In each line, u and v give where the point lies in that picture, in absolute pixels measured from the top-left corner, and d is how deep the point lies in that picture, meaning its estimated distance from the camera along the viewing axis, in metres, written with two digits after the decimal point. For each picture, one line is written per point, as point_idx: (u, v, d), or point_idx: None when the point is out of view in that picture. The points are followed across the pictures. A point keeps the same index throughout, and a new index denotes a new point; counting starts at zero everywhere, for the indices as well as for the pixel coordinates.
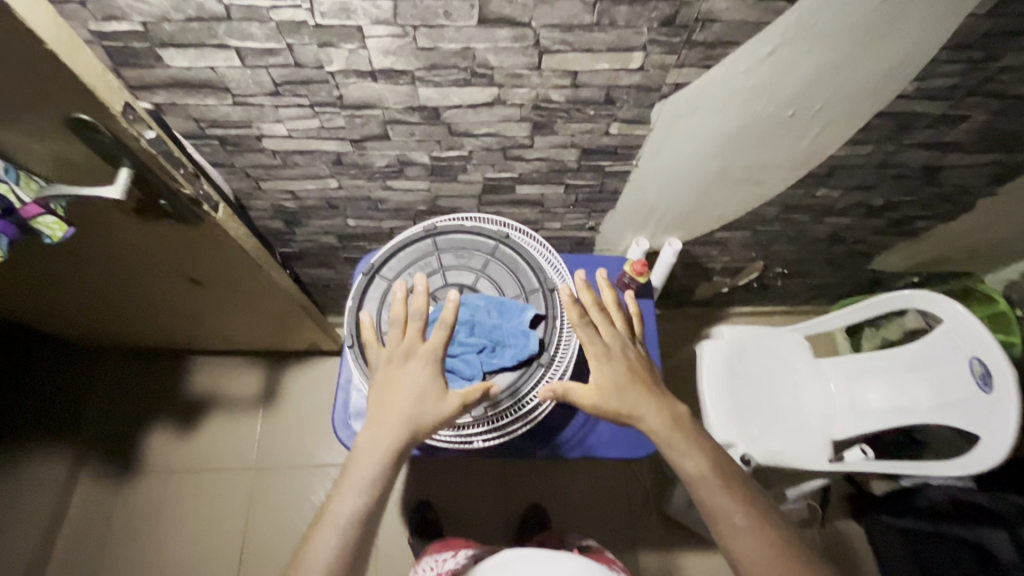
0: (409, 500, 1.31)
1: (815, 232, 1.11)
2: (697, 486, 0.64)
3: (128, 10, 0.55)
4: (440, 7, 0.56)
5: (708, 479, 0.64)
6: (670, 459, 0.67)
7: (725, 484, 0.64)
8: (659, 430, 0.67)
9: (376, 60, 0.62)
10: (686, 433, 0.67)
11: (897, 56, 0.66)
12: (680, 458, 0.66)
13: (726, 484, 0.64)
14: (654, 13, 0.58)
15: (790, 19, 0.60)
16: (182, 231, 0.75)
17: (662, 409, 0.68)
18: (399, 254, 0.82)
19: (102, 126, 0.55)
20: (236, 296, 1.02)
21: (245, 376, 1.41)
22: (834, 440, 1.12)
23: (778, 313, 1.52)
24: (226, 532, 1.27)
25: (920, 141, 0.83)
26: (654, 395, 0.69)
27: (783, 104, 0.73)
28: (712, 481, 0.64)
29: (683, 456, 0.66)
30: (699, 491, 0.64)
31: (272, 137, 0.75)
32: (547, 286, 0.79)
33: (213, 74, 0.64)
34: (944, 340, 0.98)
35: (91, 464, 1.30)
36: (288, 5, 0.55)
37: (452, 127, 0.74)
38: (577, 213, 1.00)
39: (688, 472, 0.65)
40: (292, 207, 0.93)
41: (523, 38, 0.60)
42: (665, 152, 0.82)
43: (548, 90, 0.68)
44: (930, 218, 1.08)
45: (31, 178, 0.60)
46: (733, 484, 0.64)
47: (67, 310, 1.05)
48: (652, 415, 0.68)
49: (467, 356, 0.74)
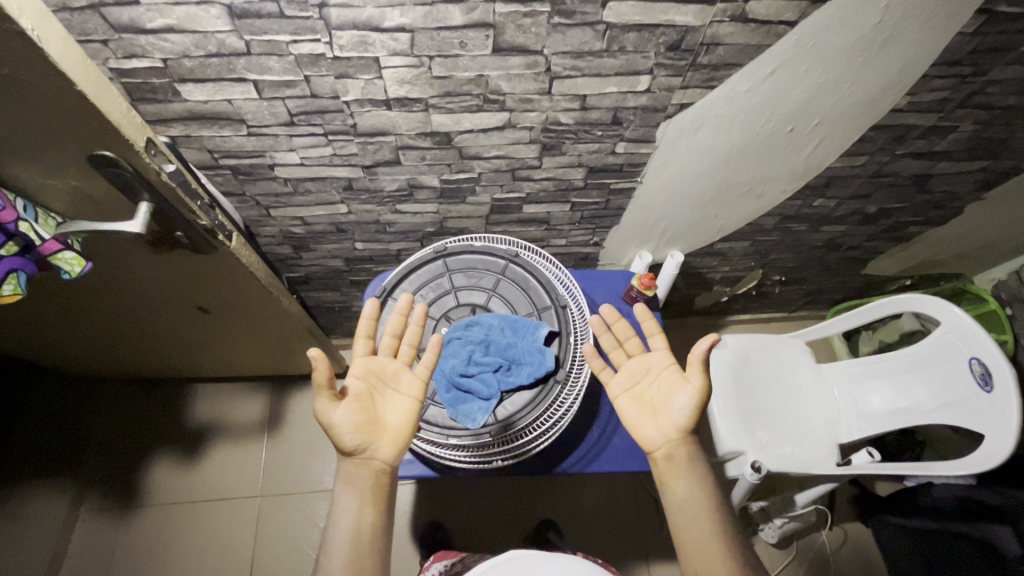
0: (420, 521, 1.30)
1: (811, 241, 1.14)
2: (692, 558, 0.64)
3: (149, 48, 0.56)
4: (456, 38, 0.57)
5: (709, 543, 0.64)
6: (684, 485, 0.68)
7: (723, 524, 0.66)
8: (696, 459, 0.70)
9: (392, 89, 0.64)
10: (699, 493, 0.68)
11: (892, 71, 0.69)
12: (684, 525, 0.66)
13: (727, 548, 0.64)
14: (661, 38, 0.60)
15: (790, 41, 0.62)
16: (194, 260, 0.75)
17: (679, 468, 0.69)
18: (411, 276, 0.83)
19: (124, 161, 0.56)
20: (243, 322, 1.02)
21: (248, 401, 1.40)
22: (840, 443, 1.14)
23: (776, 319, 1.55)
24: (232, 562, 1.25)
25: (912, 151, 0.86)
26: (694, 438, 0.71)
27: (783, 120, 0.75)
28: (714, 545, 0.64)
29: (688, 524, 0.66)
30: (694, 562, 0.64)
31: (284, 165, 0.76)
32: (559, 303, 0.80)
33: (230, 106, 0.65)
34: (946, 342, 1.00)
35: (91, 499, 1.28)
36: (308, 39, 0.56)
37: (463, 151, 0.76)
38: (581, 230, 1.02)
39: (688, 542, 0.65)
40: (301, 232, 0.93)
41: (534, 65, 0.62)
42: (668, 169, 0.84)
43: (558, 113, 0.70)
44: (922, 223, 1.11)
45: (49, 215, 0.60)
46: (736, 548, 0.64)
47: (69, 343, 1.03)
48: (698, 444, 0.71)
49: (484, 376, 0.76)
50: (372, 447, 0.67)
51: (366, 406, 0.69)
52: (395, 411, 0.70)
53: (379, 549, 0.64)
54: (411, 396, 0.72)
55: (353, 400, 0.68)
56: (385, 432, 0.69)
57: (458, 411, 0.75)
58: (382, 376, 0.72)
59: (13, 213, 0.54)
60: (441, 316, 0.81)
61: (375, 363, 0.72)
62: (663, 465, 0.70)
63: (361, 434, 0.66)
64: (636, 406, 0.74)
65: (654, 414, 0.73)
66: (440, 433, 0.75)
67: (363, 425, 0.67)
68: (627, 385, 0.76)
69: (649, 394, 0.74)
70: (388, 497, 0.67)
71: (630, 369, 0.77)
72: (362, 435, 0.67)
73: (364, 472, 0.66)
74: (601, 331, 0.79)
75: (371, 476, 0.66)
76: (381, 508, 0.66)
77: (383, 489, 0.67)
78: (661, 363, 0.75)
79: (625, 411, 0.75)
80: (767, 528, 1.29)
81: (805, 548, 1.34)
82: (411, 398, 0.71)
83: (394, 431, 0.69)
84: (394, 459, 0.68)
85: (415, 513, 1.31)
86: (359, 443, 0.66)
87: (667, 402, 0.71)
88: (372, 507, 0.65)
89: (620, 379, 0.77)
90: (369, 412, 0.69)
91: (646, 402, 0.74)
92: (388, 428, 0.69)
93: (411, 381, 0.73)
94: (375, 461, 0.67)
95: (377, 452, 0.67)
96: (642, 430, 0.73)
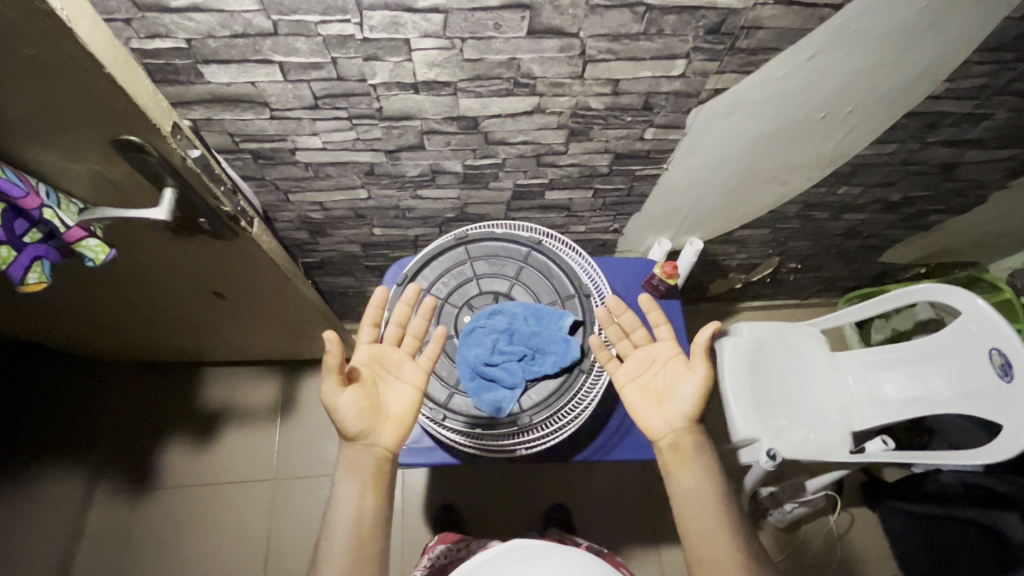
0: (433, 505, 1.32)
1: (832, 228, 1.13)
2: (698, 549, 0.65)
3: (173, 27, 0.54)
4: (491, 20, 0.55)
5: (716, 536, 0.65)
6: (691, 476, 0.68)
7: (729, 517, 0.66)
8: (702, 450, 0.70)
9: (421, 72, 0.62)
10: (706, 483, 0.68)
11: (933, 57, 0.67)
12: (690, 515, 0.67)
13: (733, 540, 0.65)
14: (701, 21, 0.58)
15: (833, 25, 0.60)
16: (215, 246, 0.74)
17: (686, 457, 0.69)
18: (432, 263, 0.82)
19: (149, 146, 0.54)
20: (259, 307, 1.01)
21: (261, 384, 1.40)
22: (853, 431, 1.14)
23: (788, 306, 1.55)
24: (248, 543, 1.26)
25: (944, 139, 0.84)
26: (699, 427, 0.71)
27: (816, 106, 0.74)
28: (721, 537, 0.65)
29: (694, 515, 0.67)
30: (699, 553, 0.65)
31: (306, 150, 0.74)
32: (583, 291, 0.80)
33: (253, 89, 0.63)
34: (965, 332, 1.00)
35: (107, 482, 1.29)
36: (337, 20, 0.54)
37: (489, 136, 0.74)
38: (602, 217, 1.00)
39: (695, 534, 0.66)
40: (319, 218, 0.91)
41: (569, 48, 0.60)
42: (695, 155, 0.82)
43: (588, 97, 0.68)
44: (945, 211, 1.10)
45: (70, 200, 0.59)
46: (742, 539, 0.65)
47: (83, 327, 1.03)
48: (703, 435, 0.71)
49: (508, 365, 0.76)
50: (374, 434, 0.67)
51: (370, 393, 0.69)
52: (397, 399, 0.70)
53: (379, 536, 0.64)
54: (412, 384, 0.71)
55: (358, 386, 0.68)
56: (387, 420, 0.69)
57: (482, 400, 0.75)
58: (385, 363, 0.72)
59: (36, 199, 0.53)
60: (463, 304, 0.80)
61: (380, 351, 0.73)
62: (669, 455, 0.70)
63: (363, 420, 0.66)
64: (641, 396, 0.74)
65: (659, 404, 0.73)
66: (465, 422, 0.75)
67: (366, 412, 0.67)
68: (633, 374, 0.75)
69: (655, 384, 0.74)
70: (389, 483, 0.67)
71: (636, 360, 0.76)
72: (364, 422, 0.67)
73: (365, 459, 0.66)
74: (608, 323, 0.77)
75: (372, 463, 0.66)
76: (383, 494, 0.66)
77: (384, 476, 0.67)
78: (668, 353, 0.75)
79: (630, 401, 0.74)
80: (778, 513, 1.30)
81: (813, 531, 1.36)
82: (412, 386, 0.71)
83: (395, 418, 0.69)
84: (396, 446, 0.68)
85: (427, 497, 1.32)
86: (361, 429, 0.66)
87: (673, 391, 0.71)
88: (373, 493, 0.65)
89: (626, 369, 0.76)
90: (373, 400, 0.69)
91: (651, 392, 0.74)
92: (390, 416, 0.69)
93: (413, 370, 0.72)
94: (377, 447, 0.67)
95: (378, 439, 0.67)
96: (648, 420, 0.72)
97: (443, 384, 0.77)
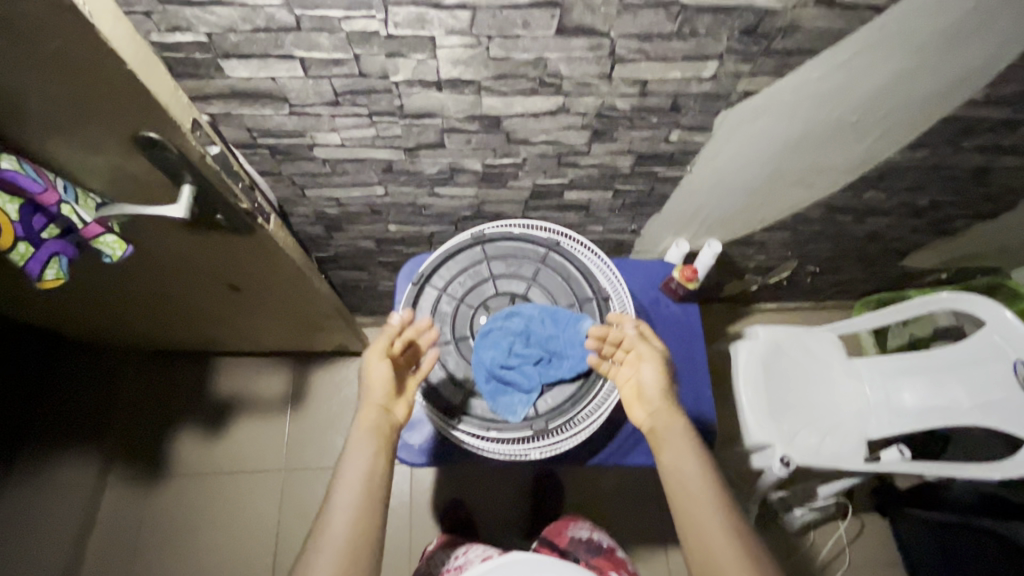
0: (442, 500, 1.32)
1: (854, 232, 1.10)
2: (688, 537, 0.62)
3: (194, 21, 0.53)
4: (519, 17, 0.54)
5: (701, 518, 0.61)
6: (667, 460, 0.66)
7: (714, 496, 0.62)
8: (675, 430, 0.67)
9: (445, 70, 0.60)
10: (687, 464, 0.65)
11: (974, 63, 0.65)
12: (676, 502, 0.64)
13: (720, 519, 0.60)
14: (737, 22, 0.56)
15: (874, 27, 0.58)
16: (232, 241, 0.73)
17: (663, 442, 0.67)
18: (448, 262, 0.81)
19: (169, 143, 0.53)
20: (272, 300, 1.00)
21: (272, 376, 1.40)
22: (868, 439, 1.12)
23: (805, 309, 1.52)
24: (259, 533, 1.27)
25: (978, 145, 0.82)
26: (672, 409, 0.69)
27: (850, 110, 0.71)
28: (707, 517, 0.61)
29: (678, 499, 0.64)
30: (689, 540, 0.61)
31: (324, 146, 0.72)
32: (601, 294, 0.79)
33: (273, 84, 0.61)
34: (988, 343, 0.97)
35: (118, 470, 1.29)
36: (362, 15, 0.53)
37: (511, 135, 0.72)
38: (621, 218, 0.98)
39: (683, 522, 0.62)
40: (334, 213, 0.90)
41: (598, 47, 0.58)
42: (720, 157, 0.80)
43: (615, 98, 0.66)
44: (971, 217, 1.07)
45: (87, 194, 0.58)
46: (732, 517, 0.61)
47: (96, 316, 1.02)
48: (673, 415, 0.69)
49: (524, 368, 0.75)
50: (392, 406, 0.68)
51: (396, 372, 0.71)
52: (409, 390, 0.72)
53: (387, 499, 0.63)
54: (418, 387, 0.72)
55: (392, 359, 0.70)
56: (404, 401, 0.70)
57: (498, 404, 0.74)
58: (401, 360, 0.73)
59: (55, 195, 0.52)
60: (479, 304, 0.79)
61: None
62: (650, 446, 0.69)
63: (391, 390, 0.68)
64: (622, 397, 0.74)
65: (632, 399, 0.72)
66: (480, 425, 0.74)
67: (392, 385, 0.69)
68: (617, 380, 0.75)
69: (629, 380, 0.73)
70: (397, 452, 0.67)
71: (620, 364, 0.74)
72: (389, 393, 0.68)
73: (382, 425, 0.66)
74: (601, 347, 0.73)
75: (387, 430, 0.66)
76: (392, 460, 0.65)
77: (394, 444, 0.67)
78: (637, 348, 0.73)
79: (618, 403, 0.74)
80: (790, 518, 1.30)
81: (825, 536, 1.35)
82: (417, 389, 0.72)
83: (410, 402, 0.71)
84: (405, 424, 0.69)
85: (436, 492, 1.32)
86: (385, 398, 0.67)
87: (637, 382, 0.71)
88: (385, 455, 0.65)
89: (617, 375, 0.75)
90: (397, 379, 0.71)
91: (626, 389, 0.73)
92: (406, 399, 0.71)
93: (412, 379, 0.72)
94: (393, 418, 0.68)
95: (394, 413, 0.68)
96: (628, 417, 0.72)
97: (458, 385, 0.76)
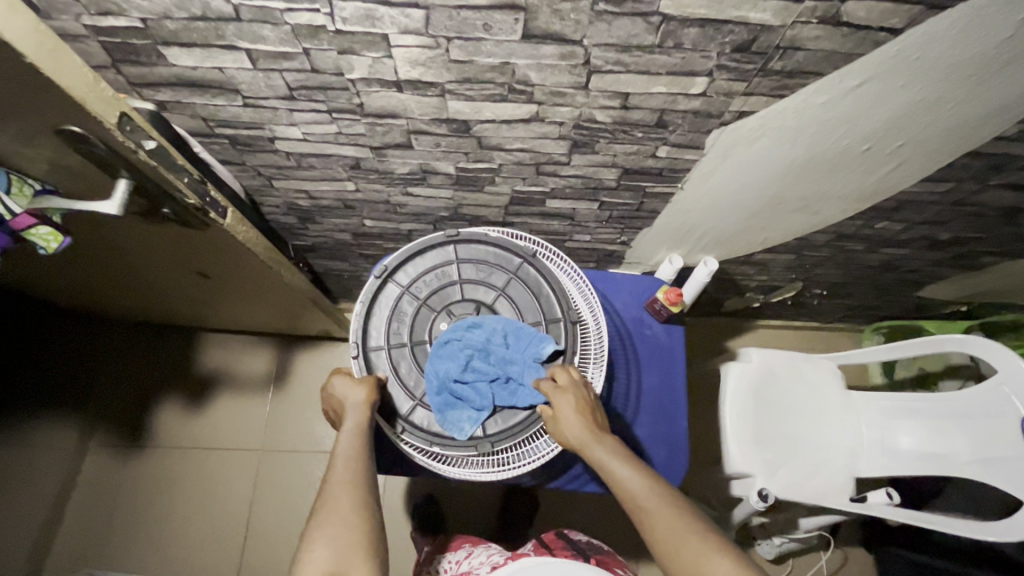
0: (414, 493, 1.31)
1: (866, 260, 1.02)
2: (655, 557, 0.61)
3: (126, 5, 0.49)
4: (479, 20, 0.48)
5: (655, 540, 0.60)
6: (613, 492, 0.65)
7: (660, 511, 0.61)
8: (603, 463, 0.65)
9: (403, 71, 0.55)
10: (627, 491, 0.63)
11: (1005, 97, 0.58)
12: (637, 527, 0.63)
13: (672, 535, 0.59)
14: (727, 37, 0.49)
15: (890, 50, 0.51)
16: (189, 233, 0.70)
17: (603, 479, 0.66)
18: (415, 259, 0.76)
19: (95, 138, 0.50)
20: (246, 288, 0.98)
21: (256, 355, 1.39)
22: (857, 477, 1.06)
23: (810, 329, 1.44)
24: (233, 509, 1.29)
25: (1008, 182, 0.73)
26: (594, 444, 0.66)
27: (860, 138, 0.64)
28: (660, 538, 0.60)
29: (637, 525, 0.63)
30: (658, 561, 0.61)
31: (286, 140, 0.68)
32: (570, 316, 0.74)
33: (222, 75, 0.57)
34: (999, 394, 0.88)
35: (101, 435, 1.31)
36: (305, 8, 0.48)
37: (482, 141, 0.67)
38: (609, 229, 0.93)
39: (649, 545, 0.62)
40: (306, 205, 0.87)
41: (571, 56, 0.52)
42: (715, 177, 0.74)
43: (594, 109, 0.60)
44: (997, 254, 0.98)
45: (25, 180, 0.54)
46: (682, 528, 0.59)
47: (73, 287, 1.02)
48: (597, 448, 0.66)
49: (478, 385, 0.71)
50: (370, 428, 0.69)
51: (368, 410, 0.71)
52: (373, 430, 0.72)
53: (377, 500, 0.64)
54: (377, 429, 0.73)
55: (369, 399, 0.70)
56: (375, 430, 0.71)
57: (447, 418, 0.71)
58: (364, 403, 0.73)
59: None
60: (441, 309, 0.74)
61: None
62: None
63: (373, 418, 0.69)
64: None
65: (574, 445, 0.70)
66: (425, 439, 0.71)
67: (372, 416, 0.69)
68: None
69: None
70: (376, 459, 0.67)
71: None
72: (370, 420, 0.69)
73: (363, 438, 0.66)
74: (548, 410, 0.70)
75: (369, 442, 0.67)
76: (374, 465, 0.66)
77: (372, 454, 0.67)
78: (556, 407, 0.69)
79: None
80: (766, 545, 1.26)
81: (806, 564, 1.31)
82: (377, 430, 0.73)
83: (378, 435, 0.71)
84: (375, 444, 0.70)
85: (410, 485, 1.31)
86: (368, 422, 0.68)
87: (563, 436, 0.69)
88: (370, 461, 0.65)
89: None
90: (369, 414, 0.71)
91: None
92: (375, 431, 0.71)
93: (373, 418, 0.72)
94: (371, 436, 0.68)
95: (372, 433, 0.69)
96: None
97: (407, 393, 0.73)
